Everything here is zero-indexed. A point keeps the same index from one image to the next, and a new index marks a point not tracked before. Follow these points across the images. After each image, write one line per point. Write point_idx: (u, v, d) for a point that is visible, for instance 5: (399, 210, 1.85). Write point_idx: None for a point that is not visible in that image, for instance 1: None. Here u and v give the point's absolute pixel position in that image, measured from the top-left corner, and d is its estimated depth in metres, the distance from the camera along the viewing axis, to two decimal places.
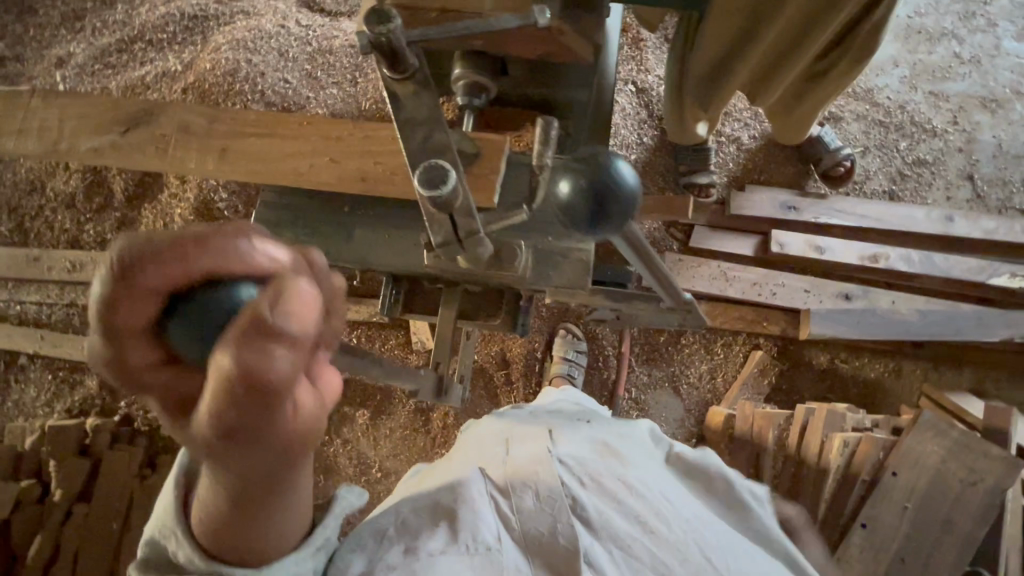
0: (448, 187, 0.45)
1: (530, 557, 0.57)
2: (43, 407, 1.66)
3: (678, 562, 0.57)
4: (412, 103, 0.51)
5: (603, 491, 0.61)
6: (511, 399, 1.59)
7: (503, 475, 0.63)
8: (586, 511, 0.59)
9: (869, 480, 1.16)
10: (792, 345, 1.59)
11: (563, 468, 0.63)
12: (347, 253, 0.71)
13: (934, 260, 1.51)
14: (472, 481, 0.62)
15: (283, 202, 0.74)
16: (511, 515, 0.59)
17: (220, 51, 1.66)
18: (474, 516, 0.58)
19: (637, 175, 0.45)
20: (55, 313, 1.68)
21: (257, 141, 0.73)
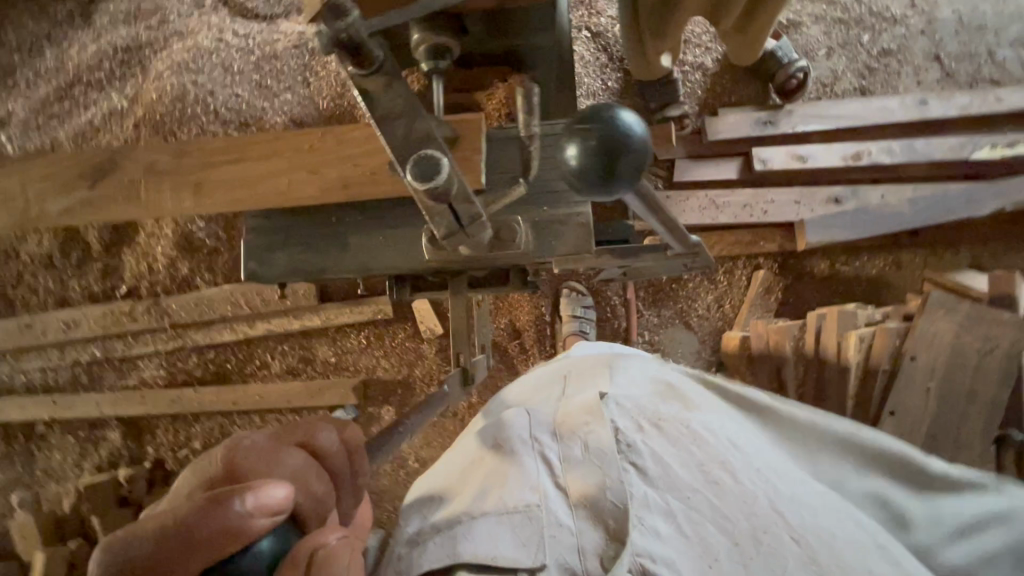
0: (442, 175, 0.41)
1: (573, 511, 0.59)
2: (74, 468, 1.66)
3: (743, 516, 0.56)
4: (387, 99, 0.46)
5: (662, 437, 0.62)
6: (529, 366, 1.60)
7: (557, 420, 0.67)
8: (641, 461, 0.60)
9: (889, 369, 1.18)
10: (792, 258, 1.61)
11: (616, 416, 0.65)
12: (347, 262, 0.68)
13: (915, 147, 1.51)
14: (522, 426, 0.67)
15: (267, 224, 0.70)
16: (559, 467, 0.63)
17: (163, 78, 1.60)
18: (518, 475, 0.62)
19: (642, 122, 0.45)
20: (62, 376, 1.67)
21: (230, 167, 0.61)
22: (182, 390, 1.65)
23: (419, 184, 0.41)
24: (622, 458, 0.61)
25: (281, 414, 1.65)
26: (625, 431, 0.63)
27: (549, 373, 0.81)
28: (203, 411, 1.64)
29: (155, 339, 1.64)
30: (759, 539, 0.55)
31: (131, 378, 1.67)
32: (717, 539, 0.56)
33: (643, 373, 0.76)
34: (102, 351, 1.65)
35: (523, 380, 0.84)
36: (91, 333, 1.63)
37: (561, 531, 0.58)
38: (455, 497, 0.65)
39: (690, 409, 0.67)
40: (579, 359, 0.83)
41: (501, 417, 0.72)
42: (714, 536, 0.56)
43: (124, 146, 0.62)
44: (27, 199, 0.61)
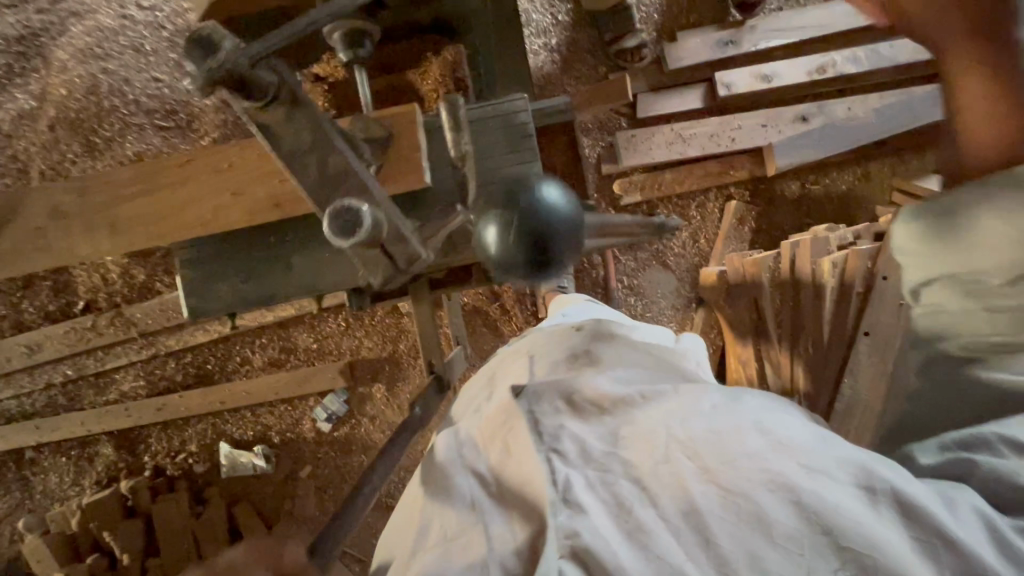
0: (367, 225, 0.40)
1: (501, 511, 0.51)
2: (71, 489, 1.65)
3: (658, 459, 0.48)
4: (290, 135, 0.47)
5: (581, 422, 0.55)
6: (513, 327, 1.60)
7: (478, 431, 0.60)
8: (563, 443, 0.52)
9: (863, 290, 1.20)
10: (762, 184, 1.58)
11: (533, 405, 0.58)
12: (294, 285, 0.64)
13: (879, 51, 1.46)
14: (448, 446, 0.60)
15: (199, 254, 0.65)
16: (483, 472, 0.55)
17: (71, 70, 1.45)
18: (445, 498, 0.55)
19: (567, 195, 0.48)
20: (39, 400, 1.63)
21: (147, 199, 0.60)
22: (165, 398, 1.62)
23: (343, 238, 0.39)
24: (542, 445, 0.52)
25: (272, 406, 1.64)
26: (542, 417, 0.56)
27: (480, 379, 0.79)
28: (192, 415, 1.62)
29: (126, 351, 1.59)
30: (669, 475, 0.47)
31: (111, 392, 1.63)
32: (634, 490, 0.47)
33: (560, 354, 0.73)
34: (74, 370, 1.60)
35: (467, 384, 0.80)
36: (58, 353, 1.57)
37: (496, 547, 0.49)
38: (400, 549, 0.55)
39: (604, 374, 0.63)
40: (509, 355, 0.81)
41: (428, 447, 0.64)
42: (639, 483, 0.48)
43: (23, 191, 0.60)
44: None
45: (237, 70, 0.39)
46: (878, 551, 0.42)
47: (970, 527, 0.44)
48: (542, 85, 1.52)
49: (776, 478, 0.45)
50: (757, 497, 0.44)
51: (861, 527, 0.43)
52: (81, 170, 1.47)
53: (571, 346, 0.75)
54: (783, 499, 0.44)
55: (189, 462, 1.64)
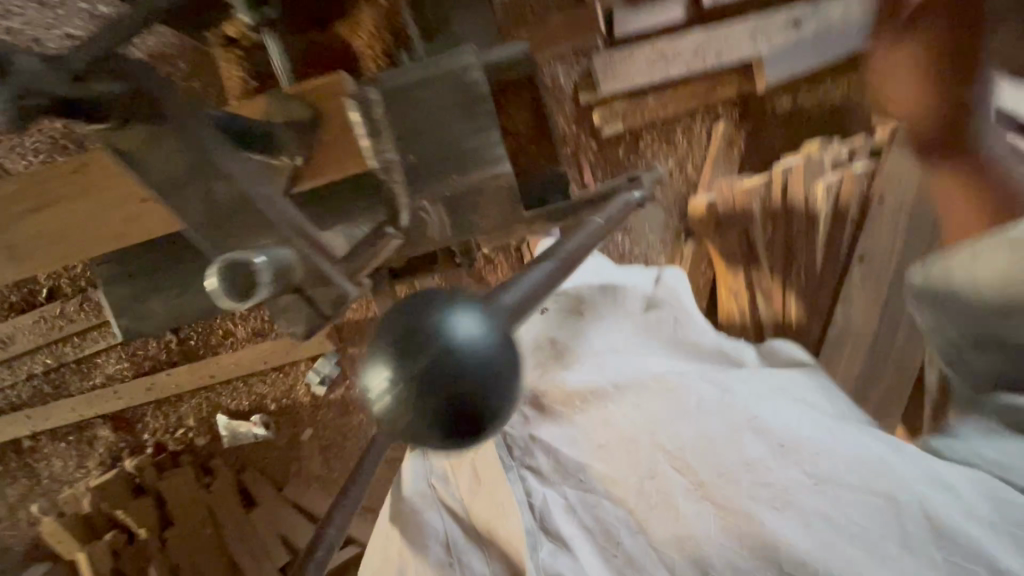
0: (257, 283, 0.46)
1: (491, 540, 0.78)
2: (77, 471, 1.66)
3: (630, 475, 0.79)
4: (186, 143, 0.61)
5: (539, 432, 0.87)
6: None
7: (447, 461, 0.86)
8: (536, 466, 0.83)
9: (857, 214, 1.18)
10: (753, 101, 1.48)
11: (508, 422, 0.90)
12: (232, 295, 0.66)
13: None
14: (419, 479, 0.86)
15: None
16: (468, 496, 0.82)
17: None
18: (444, 512, 0.82)
19: (481, 324, 0.41)
20: (24, 390, 1.59)
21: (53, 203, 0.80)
22: (153, 377, 1.59)
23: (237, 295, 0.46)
24: (514, 468, 0.83)
25: (263, 375, 1.62)
26: (513, 434, 0.87)
27: None
28: (183, 391, 1.61)
29: (103, 335, 1.53)
30: (648, 495, 0.77)
31: (97, 377, 1.60)
32: (612, 511, 0.77)
33: (536, 388, 0.93)
34: (53, 358, 1.56)
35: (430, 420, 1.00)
36: (32, 343, 1.52)
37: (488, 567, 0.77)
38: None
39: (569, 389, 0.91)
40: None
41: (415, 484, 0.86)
42: (609, 513, 0.77)
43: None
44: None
45: (63, 94, 0.52)
46: (771, 545, 0.68)
47: (802, 482, 0.72)
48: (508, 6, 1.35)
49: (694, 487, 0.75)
50: (702, 538, 0.71)
51: (819, 522, 0.69)
52: None
53: (532, 366, 0.97)
54: (692, 501, 0.74)
55: (190, 436, 1.66)
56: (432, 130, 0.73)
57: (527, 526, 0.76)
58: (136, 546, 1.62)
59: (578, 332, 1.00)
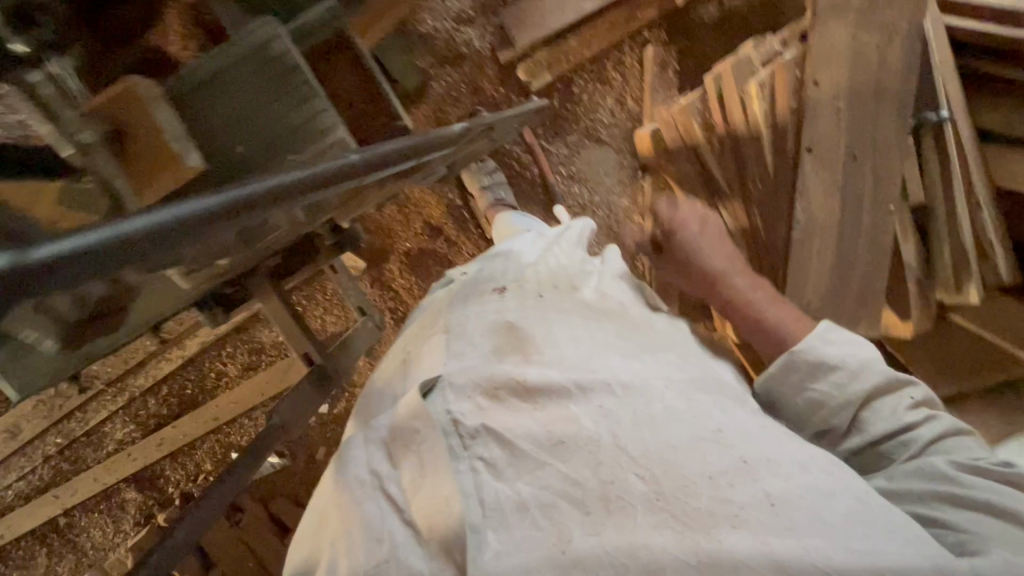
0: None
1: (422, 541, 0.52)
2: (116, 537, 1.70)
3: (591, 470, 0.53)
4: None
5: (492, 411, 0.58)
6: (466, 254, 1.54)
7: (390, 435, 0.59)
8: (484, 454, 0.55)
9: (797, 107, 1.12)
10: (676, 16, 1.42)
11: (449, 406, 0.58)
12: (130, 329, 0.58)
13: None
14: (355, 459, 0.60)
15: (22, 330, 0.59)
16: (400, 494, 0.55)
17: None
18: (359, 506, 0.56)
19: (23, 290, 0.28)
20: (46, 471, 1.63)
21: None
22: (162, 431, 1.63)
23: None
24: (463, 457, 0.55)
25: (266, 407, 1.64)
26: (462, 418, 0.57)
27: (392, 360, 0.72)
28: (193, 438, 1.64)
29: (102, 404, 1.58)
30: (613, 501, 0.51)
31: (109, 443, 1.64)
32: (569, 513, 0.51)
33: (479, 334, 0.67)
34: (63, 436, 1.60)
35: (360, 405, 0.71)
36: (39, 425, 1.56)
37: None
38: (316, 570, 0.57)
39: (529, 359, 0.62)
40: (416, 341, 0.71)
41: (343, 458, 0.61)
42: (562, 516, 0.51)
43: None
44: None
45: None
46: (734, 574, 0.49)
47: (755, 502, 0.52)
48: None
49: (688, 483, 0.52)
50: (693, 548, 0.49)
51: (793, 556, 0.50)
52: None
53: (481, 327, 0.67)
54: (647, 515, 0.51)
55: (211, 480, 1.69)
56: (242, 107, 0.75)
57: (469, 521, 0.51)
58: None
59: (551, 305, 0.70)
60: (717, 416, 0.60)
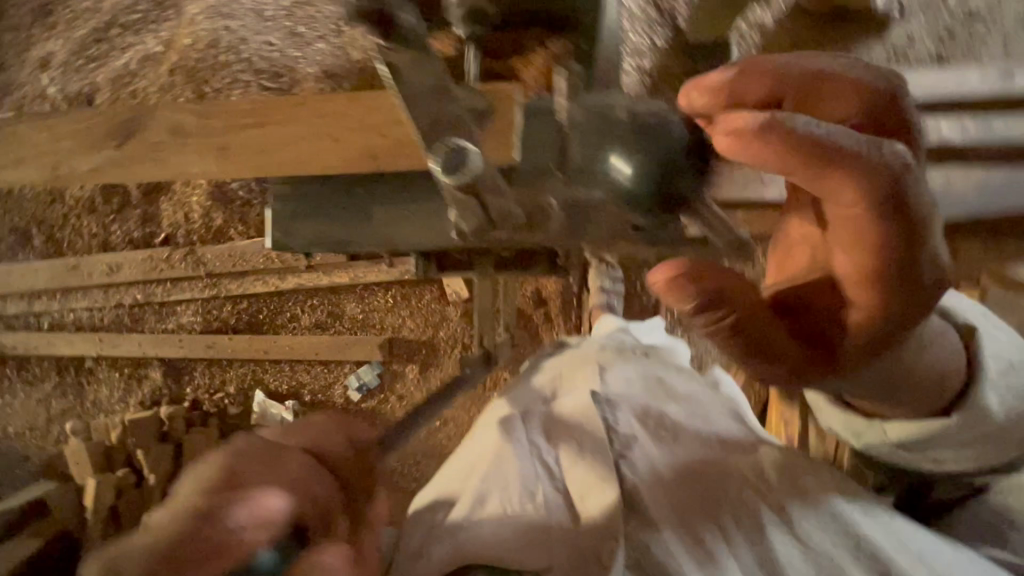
0: (471, 167, 0.45)
1: (572, 520, 0.67)
2: (119, 403, 1.76)
3: (728, 501, 0.67)
4: (417, 77, 0.46)
5: (637, 424, 0.77)
6: (553, 333, 1.61)
7: (550, 424, 0.78)
8: (629, 453, 0.74)
9: None
10: None
11: (607, 412, 0.78)
12: (371, 237, 0.66)
13: (993, 128, 1.41)
14: (519, 431, 0.76)
15: (300, 195, 0.71)
16: (556, 466, 0.73)
17: (197, 24, 1.58)
18: (517, 471, 0.71)
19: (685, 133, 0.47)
20: (108, 315, 1.74)
21: (246, 128, 0.84)
22: (217, 337, 1.71)
23: (447, 179, 0.46)
24: (616, 451, 0.74)
25: (309, 365, 1.71)
26: (616, 427, 0.77)
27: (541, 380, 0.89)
28: (236, 357, 1.71)
29: (190, 288, 1.69)
30: (740, 510, 0.66)
31: (169, 323, 1.73)
32: (707, 530, 0.65)
33: (631, 376, 0.85)
34: (143, 295, 1.72)
35: (510, 396, 0.89)
36: (132, 277, 1.69)
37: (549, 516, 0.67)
38: (462, 494, 0.71)
39: (676, 402, 0.81)
40: (570, 375, 0.86)
41: (497, 426, 0.78)
42: (698, 527, 0.66)
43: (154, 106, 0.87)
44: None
45: None
46: None
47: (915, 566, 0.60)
48: None
49: (832, 518, 0.64)
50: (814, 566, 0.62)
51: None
52: None
53: (635, 375, 0.85)
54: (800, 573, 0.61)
55: (225, 403, 1.73)
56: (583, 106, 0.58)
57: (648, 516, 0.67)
58: (140, 491, 1.63)
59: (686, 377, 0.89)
60: (911, 539, 0.63)
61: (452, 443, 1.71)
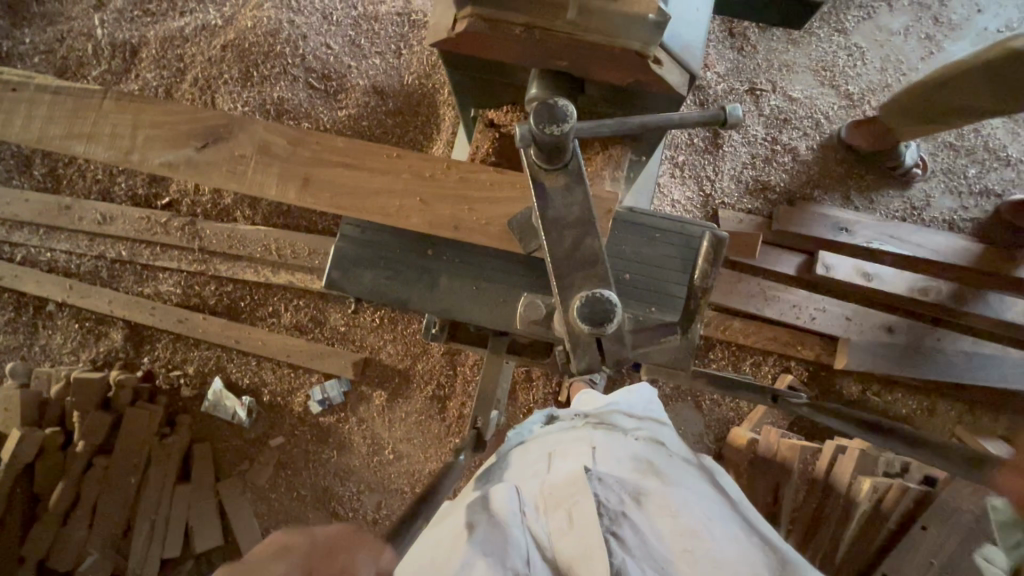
0: (612, 322, 0.50)
1: None
2: (69, 355, 1.68)
3: None
4: (562, 202, 0.54)
5: (631, 502, 0.71)
6: (530, 395, 1.53)
7: (541, 496, 0.74)
8: (620, 530, 0.67)
9: (895, 528, 1.19)
10: (824, 371, 1.55)
11: (598, 488, 0.72)
12: (435, 303, 0.83)
13: (988, 302, 1.48)
14: (512, 501, 0.74)
15: (373, 240, 0.85)
16: (545, 541, 0.69)
17: (262, 9, 1.60)
18: (505, 543, 0.67)
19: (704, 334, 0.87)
20: (84, 264, 1.67)
21: (344, 172, 0.70)
22: (191, 314, 1.65)
23: (587, 326, 0.50)
24: (604, 523, 0.68)
25: (277, 366, 1.64)
26: (606, 502, 0.70)
27: (536, 454, 0.87)
28: (204, 339, 1.64)
29: (177, 257, 1.64)
30: None
31: (146, 287, 1.67)
32: None
33: (625, 455, 0.80)
34: (126, 253, 1.65)
35: (506, 472, 0.87)
36: (122, 232, 1.63)
37: None
38: (444, 556, 0.67)
39: (668, 483, 0.74)
40: (564, 449, 0.84)
41: (487, 499, 0.75)
42: None
43: (243, 118, 0.70)
44: (136, 142, 0.69)
45: None
46: None
47: None
48: (657, 197, 1.56)
49: None
50: None
51: None
52: (230, 93, 1.59)
53: (627, 455, 0.80)
54: None
55: (180, 382, 1.66)
56: (649, 263, 0.80)
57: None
58: (65, 454, 1.55)
59: (681, 463, 0.82)
60: None
61: (398, 481, 1.62)
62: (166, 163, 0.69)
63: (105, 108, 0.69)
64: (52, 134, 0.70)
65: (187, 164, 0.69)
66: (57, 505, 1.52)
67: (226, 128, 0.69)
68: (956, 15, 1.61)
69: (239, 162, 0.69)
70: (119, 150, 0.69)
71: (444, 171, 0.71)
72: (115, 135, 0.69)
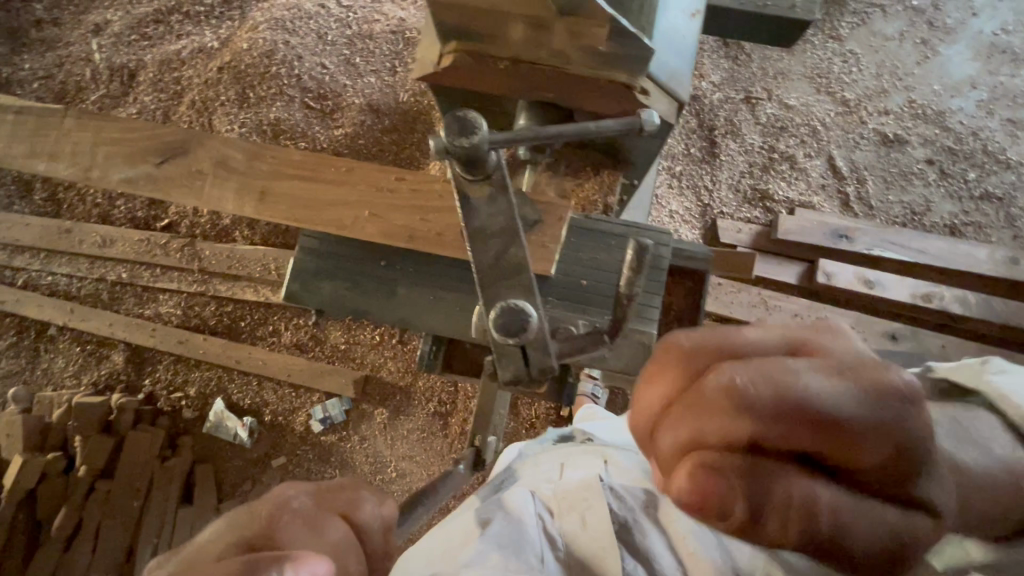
0: (526, 331, 0.47)
1: None
2: (70, 378, 1.68)
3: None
4: (487, 213, 0.50)
5: (643, 509, 0.70)
6: (533, 410, 1.52)
7: (554, 499, 0.73)
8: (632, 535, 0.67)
9: None
10: None
11: (613, 495, 0.72)
12: (395, 313, 0.83)
13: (992, 307, 1.47)
14: (526, 504, 0.71)
15: (321, 249, 0.85)
16: (559, 541, 0.68)
17: (258, 30, 1.61)
18: (522, 536, 0.66)
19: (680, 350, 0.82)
20: (85, 287, 1.67)
21: (300, 185, 0.69)
22: (191, 335, 1.65)
23: (498, 335, 0.47)
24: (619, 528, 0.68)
25: (278, 385, 1.64)
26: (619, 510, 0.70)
27: (545, 464, 0.85)
28: (204, 359, 1.64)
29: (178, 278, 1.64)
30: None
31: (147, 309, 1.68)
32: None
33: (636, 466, 0.80)
34: (126, 275, 1.65)
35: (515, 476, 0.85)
36: (122, 255, 1.64)
37: None
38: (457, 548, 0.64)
39: None
40: (576, 459, 0.84)
41: (501, 501, 0.73)
42: None
43: (201, 135, 0.69)
44: (91, 158, 0.69)
45: None
46: None
47: None
48: (654, 208, 1.56)
49: None
50: None
51: None
52: (227, 115, 1.60)
53: (638, 467, 0.80)
54: None
55: (182, 403, 1.66)
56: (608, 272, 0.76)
57: None
58: (68, 478, 1.55)
59: None
60: None
61: (401, 498, 1.60)
62: (154, 191, 0.69)
63: (91, 135, 0.69)
64: (40, 163, 0.69)
65: (175, 193, 0.68)
66: (59, 531, 1.51)
67: (181, 143, 0.69)
68: (950, 19, 1.61)
69: (192, 177, 0.69)
70: (78, 168, 0.68)
71: (396, 181, 0.70)
72: (75, 155, 0.68)
